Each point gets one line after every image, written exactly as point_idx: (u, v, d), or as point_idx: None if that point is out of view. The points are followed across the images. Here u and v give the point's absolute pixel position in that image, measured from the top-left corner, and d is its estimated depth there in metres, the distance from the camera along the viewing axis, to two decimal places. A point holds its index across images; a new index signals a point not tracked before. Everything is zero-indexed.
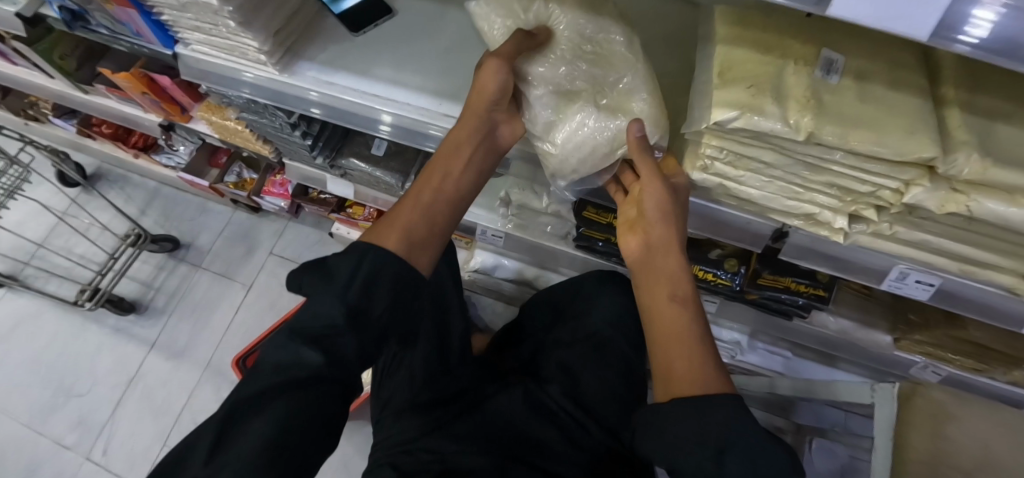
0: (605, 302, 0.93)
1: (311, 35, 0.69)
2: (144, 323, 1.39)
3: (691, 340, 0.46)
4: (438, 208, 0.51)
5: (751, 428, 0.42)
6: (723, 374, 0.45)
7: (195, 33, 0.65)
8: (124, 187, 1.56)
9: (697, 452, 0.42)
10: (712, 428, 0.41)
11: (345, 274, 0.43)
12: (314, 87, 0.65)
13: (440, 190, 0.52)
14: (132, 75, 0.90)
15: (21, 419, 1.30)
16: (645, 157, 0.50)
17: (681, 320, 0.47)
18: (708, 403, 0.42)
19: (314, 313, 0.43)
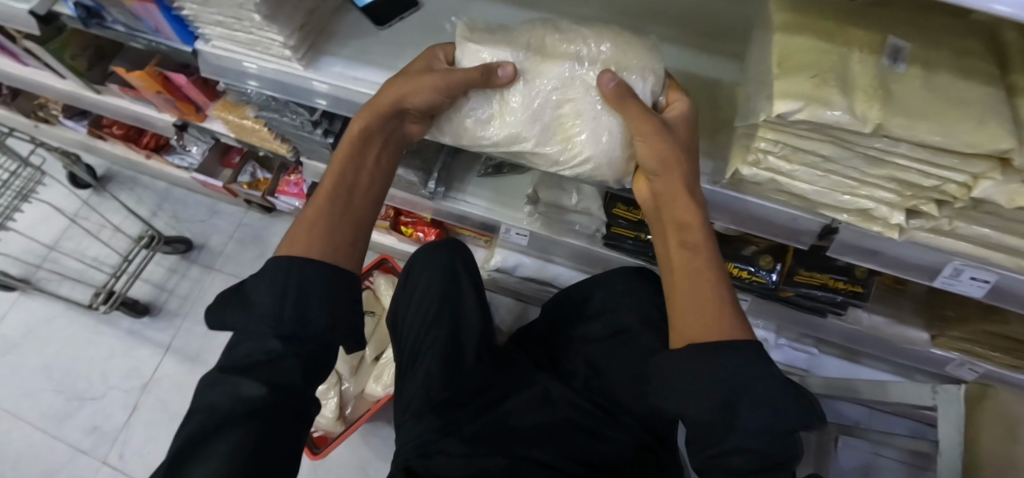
0: (627, 292, 0.89)
1: (333, 30, 0.66)
2: (157, 326, 1.37)
3: (708, 285, 0.43)
4: (350, 209, 0.51)
5: (762, 378, 0.39)
6: (734, 319, 0.42)
7: (216, 28, 0.63)
8: (134, 188, 1.54)
9: (702, 408, 0.40)
10: (716, 379, 0.39)
11: (269, 300, 0.43)
12: (319, 78, 0.63)
13: (349, 191, 0.51)
14: (148, 74, 0.88)
15: (36, 425, 1.29)
16: (629, 101, 0.46)
17: (693, 279, 0.44)
18: (716, 354, 0.40)
19: (247, 353, 0.42)
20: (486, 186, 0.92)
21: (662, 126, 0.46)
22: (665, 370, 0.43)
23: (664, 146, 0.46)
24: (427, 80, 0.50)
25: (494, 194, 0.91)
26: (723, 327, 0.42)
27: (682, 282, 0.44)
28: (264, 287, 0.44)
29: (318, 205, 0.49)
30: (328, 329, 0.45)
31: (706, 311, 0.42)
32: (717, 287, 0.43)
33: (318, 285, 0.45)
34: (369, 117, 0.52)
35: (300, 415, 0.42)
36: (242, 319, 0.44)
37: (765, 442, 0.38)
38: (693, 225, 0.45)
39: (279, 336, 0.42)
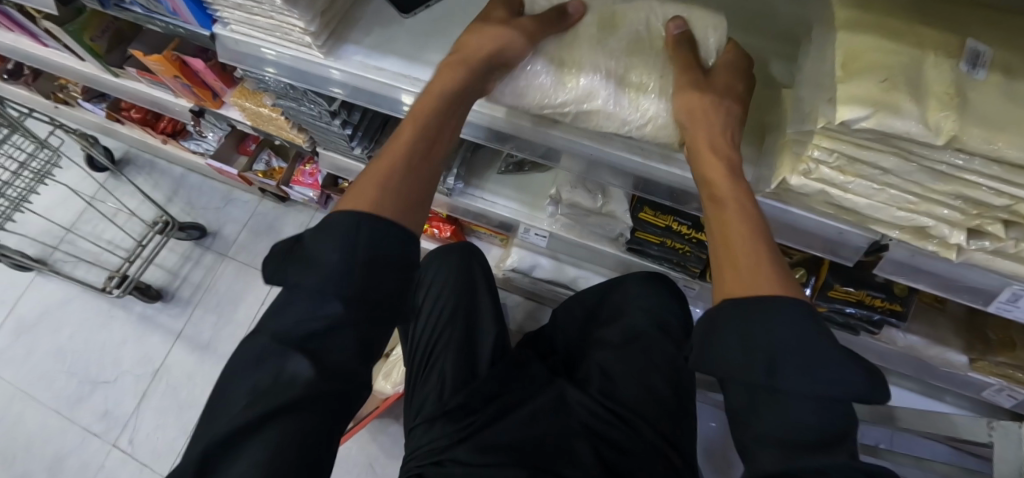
0: (650, 297, 0.88)
1: (356, 17, 0.63)
2: (169, 312, 1.37)
3: (746, 239, 0.43)
4: (417, 169, 0.46)
5: (815, 347, 0.37)
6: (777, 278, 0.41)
7: (235, 11, 0.60)
8: (151, 173, 1.54)
9: (753, 378, 0.38)
10: (766, 343, 0.38)
11: (331, 263, 0.38)
12: (336, 65, 0.61)
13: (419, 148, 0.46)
14: (165, 58, 0.86)
15: (51, 407, 1.31)
16: (681, 47, 0.49)
17: (739, 233, 0.44)
18: (770, 320, 0.38)
19: (297, 320, 0.38)
20: (507, 184, 0.89)
21: (701, 77, 0.47)
22: (715, 342, 0.41)
23: (711, 105, 0.46)
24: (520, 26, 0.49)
25: (515, 193, 0.88)
26: (764, 283, 0.41)
27: (726, 238, 0.44)
28: (332, 240, 0.39)
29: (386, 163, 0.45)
30: (376, 302, 0.40)
31: (755, 270, 0.41)
32: (761, 242, 0.43)
33: (384, 240, 0.40)
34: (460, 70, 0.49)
35: (342, 404, 0.39)
36: (299, 272, 0.39)
37: (814, 414, 0.36)
38: (727, 182, 0.45)
39: (342, 296, 0.38)
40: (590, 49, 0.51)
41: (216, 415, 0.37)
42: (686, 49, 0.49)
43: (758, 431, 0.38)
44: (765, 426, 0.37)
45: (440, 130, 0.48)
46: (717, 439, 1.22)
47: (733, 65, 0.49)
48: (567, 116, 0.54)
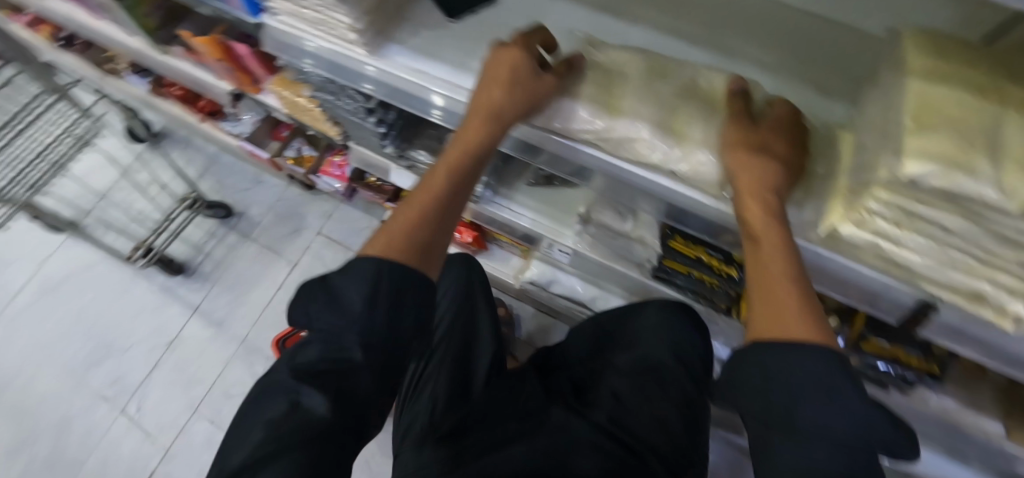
0: (665, 327, 0.84)
1: (403, 16, 0.62)
2: (189, 286, 1.39)
3: (783, 289, 0.42)
4: (439, 219, 0.51)
5: (839, 390, 0.38)
6: (810, 326, 0.40)
7: (284, 4, 0.60)
8: (186, 148, 1.58)
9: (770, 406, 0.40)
10: (787, 381, 0.39)
11: (355, 309, 0.44)
12: (371, 61, 0.61)
13: (445, 195, 0.52)
14: (212, 40, 0.87)
15: (67, 367, 1.34)
16: (734, 102, 0.47)
17: (777, 285, 0.43)
18: (794, 357, 0.39)
19: (321, 357, 0.45)
20: (534, 195, 0.88)
21: (751, 130, 0.45)
22: (740, 372, 0.43)
23: (761, 164, 0.43)
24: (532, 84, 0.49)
25: (542, 206, 0.87)
26: (796, 327, 0.41)
27: (759, 293, 0.44)
28: (359, 287, 0.45)
29: (410, 214, 0.50)
30: (386, 343, 0.45)
31: (779, 313, 0.42)
32: (800, 287, 0.42)
33: (405, 282, 0.46)
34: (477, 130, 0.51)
35: (355, 433, 0.46)
36: (323, 311, 0.45)
37: (833, 454, 0.37)
38: (768, 228, 0.43)
39: (361, 339, 0.44)
40: (636, 92, 0.51)
41: (237, 445, 0.44)
42: (738, 100, 0.47)
43: (770, 461, 0.40)
44: (779, 458, 0.39)
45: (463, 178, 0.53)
46: (723, 477, 1.18)
47: (785, 117, 0.46)
48: (609, 146, 0.53)
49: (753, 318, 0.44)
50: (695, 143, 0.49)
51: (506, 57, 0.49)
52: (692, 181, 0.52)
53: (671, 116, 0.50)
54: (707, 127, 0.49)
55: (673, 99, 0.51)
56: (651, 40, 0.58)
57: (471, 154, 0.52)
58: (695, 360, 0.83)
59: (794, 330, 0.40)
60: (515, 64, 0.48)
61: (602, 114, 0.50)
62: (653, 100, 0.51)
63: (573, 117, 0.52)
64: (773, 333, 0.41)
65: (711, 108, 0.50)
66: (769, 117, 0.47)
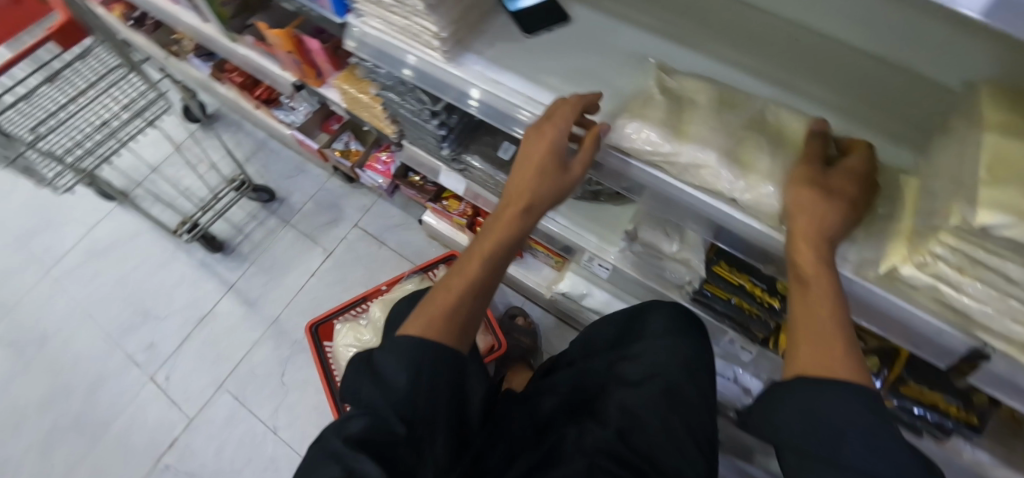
0: (666, 341, 0.79)
1: (480, 28, 0.66)
2: (227, 264, 1.44)
3: (828, 333, 0.44)
4: (475, 295, 0.60)
5: (876, 432, 0.41)
6: (852, 367, 0.43)
7: (371, 6, 0.64)
8: (236, 132, 1.64)
9: (804, 437, 0.44)
10: (827, 416, 0.43)
11: (400, 388, 0.51)
12: (414, 50, 0.65)
13: (479, 281, 0.60)
14: (285, 33, 0.92)
15: (103, 330, 1.39)
16: (812, 144, 0.49)
17: (822, 328, 0.45)
18: (829, 395, 0.43)
19: (371, 429, 0.49)
20: (580, 209, 0.91)
21: (821, 175, 0.46)
22: (780, 401, 0.47)
23: (825, 208, 0.44)
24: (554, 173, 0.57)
25: (588, 221, 0.90)
26: (839, 367, 0.43)
27: (804, 335, 0.46)
28: (403, 368, 0.52)
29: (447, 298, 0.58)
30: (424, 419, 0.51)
31: (824, 353, 0.44)
32: (845, 330, 0.44)
33: (439, 359, 0.54)
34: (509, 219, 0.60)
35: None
36: (374, 392, 0.51)
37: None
38: (822, 274, 0.45)
39: (404, 419, 0.50)
40: (707, 120, 0.53)
41: None
42: (817, 143, 0.49)
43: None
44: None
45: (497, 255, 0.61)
46: None
47: (858, 164, 0.47)
48: (674, 169, 0.55)
49: (793, 353, 0.47)
50: (760, 174, 0.50)
51: (540, 142, 0.55)
52: (753, 212, 0.53)
53: (739, 147, 0.52)
54: (774, 160, 0.51)
55: (741, 129, 0.53)
56: (718, 73, 0.60)
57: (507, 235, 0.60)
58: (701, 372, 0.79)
59: (839, 370, 0.43)
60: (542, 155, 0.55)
61: (670, 139, 0.53)
62: (722, 130, 0.53)
63: (641, 139, 0.54)
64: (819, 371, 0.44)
65: (777, 143, 0.52)
66: (843, 165, 0.47)
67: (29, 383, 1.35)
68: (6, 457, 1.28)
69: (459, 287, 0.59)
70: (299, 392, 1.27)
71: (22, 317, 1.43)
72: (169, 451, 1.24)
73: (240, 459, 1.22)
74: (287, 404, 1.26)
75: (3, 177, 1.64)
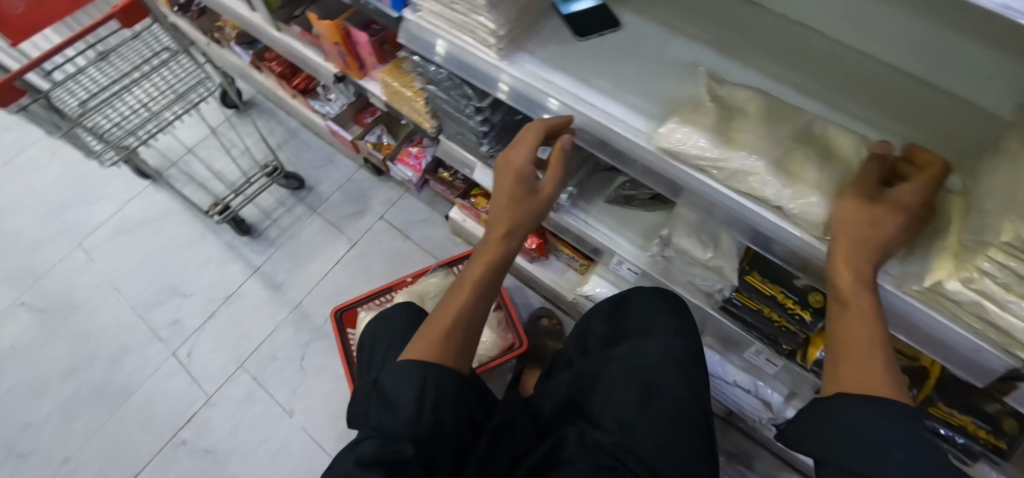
0: (656, 342, 0.78)
1: (533, 29, 0.68)
2: (254, 247, 1.47)
3: (873, 356, 0.47)
4: (470, 321, 0.65)
5: (912, 449, 0.43)
6: (890, 384, 0.46)
7: (429, 1, 0.66)
8: (269, 119, 1.67)
9: (849, 457, 0.46)
10: (874, 437, 0.44)
11: (407, 408, 0.56)
12: (443, 33, 0.68)
13: (472, 306, 0.66)
14: (335, 25, 0.95)
15: (129, 304, 1.42)
16: (871, 165, 0.47)
17: (867, 352, 0.47)
18: (876, 414, 0.45)
19: (381, 451, 0.54)
20: (612, 213, 0.93)
21: (874, 200, 0.46)
22: (825, 418, 0.49)
23: (865, 239, 0.45)
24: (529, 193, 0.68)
25: (619, 225, 0.92)
26: (881, 386, 0.46)
27: (847, 355, 0.48)
28: (408, 387, 0.57)
29: (448, 318, 0.64)
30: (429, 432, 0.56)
31: (866, 374, 0.47)
32: (883, 352, 0.47)
33: (441, 375, 0.59)
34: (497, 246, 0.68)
35: None
36: (382, 414, 0.56)
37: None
38: (860, 299, 0.46)
39: (411, 436, 0.55)
40: (756, 130, 0.55)
41: None
42: (876, 164, 0.47)
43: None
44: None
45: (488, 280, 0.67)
46: None
47: (923, 187, 0.45)
48: (721, 176, 0.56)
49: (835, 371, 0.49)
50: (807, 184, 0.51)
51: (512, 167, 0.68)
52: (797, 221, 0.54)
53: (787, 157, 0.53)
54: (823, 172, 0.52)
55: (789, 142, 0.54)
56: (766, 84, 0.61)
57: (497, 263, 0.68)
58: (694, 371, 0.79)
59: (883, 390, 0.46)
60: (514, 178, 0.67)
61: (718, 146, 0.54)
62: (770, 139, 0.54)
63: (689, 145, 0.55)
64: (862, 390, 0.47)
65: (824, 155, 0.53)
66: (905, 188, 0.45)
67: (55, 350, 1.39)
68: (27, 421, 1.31)
69: (455, 310, 0.64)
70: (317, 378, 1.29)
71: (53, 285, 1.47)
72: (186, 426, 1.27)
73: (256, 439, 1.24)
74: (304, 388, 1.28)
75: (42, 149, 1.69)
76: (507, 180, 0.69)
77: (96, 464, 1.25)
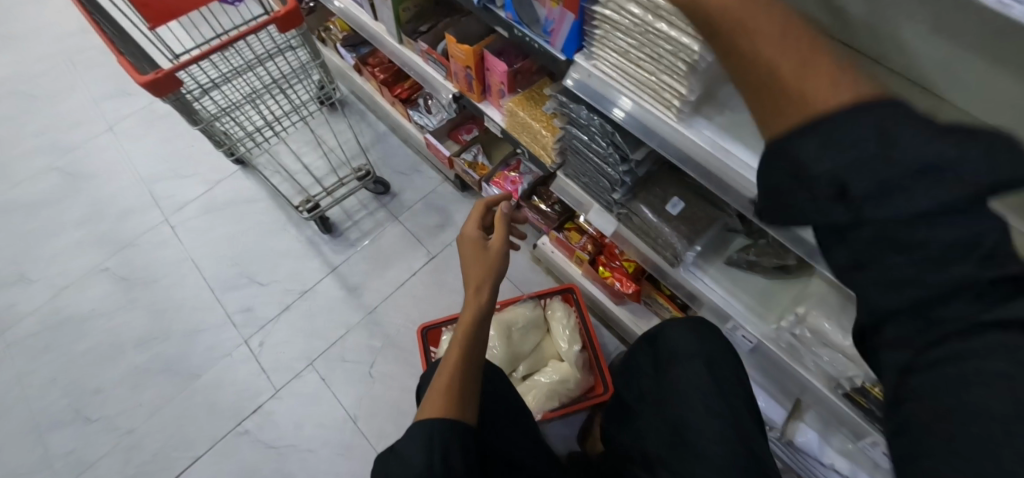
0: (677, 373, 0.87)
1: (712, 94, 0.66)
2: (334, 245, 1.49)
3: (778, 41, 0.34)
4: (466, 372, 0.65)
5: (884, 132, 0.30)
6: (819, 77, 0.33)
7: (612, 53, 0.66)
8: (358, 119, 1.69)
9: (833, 203, 0.32)
10: (853, 153, 0.30)
11: (418, 458, 0.56)
12: (584, 57, 0.71)
13: (464, 359, 0.66)
14: (472, 51, 0.96)
15: (208, 284, 1.45)
16: None
17: (779, 45, 0.34)
18: (831, 117, 0.31)
19: None
20: (732, 275, 0.93)
21: None
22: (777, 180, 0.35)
23: None
24: (488, 254, 0.79)
25: (738, 289, 0.92)
26: (813, 82, 0.33)
27: (761, 80, 0.35)
28: (416, 442, 0.58)
29: (444, 378, 0.64)
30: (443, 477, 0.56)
31: (779, 79, 0.34)
32: (792, 44, 0.34)
33: (445, 424, 0.59)
34: (477, 299, 0.73)
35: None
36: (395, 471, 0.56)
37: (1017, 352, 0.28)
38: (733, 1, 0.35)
39: None
40: None
41: None
42: None
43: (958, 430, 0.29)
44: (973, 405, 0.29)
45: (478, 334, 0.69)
46: None
47: None
48: None
49: (763, 110, 0.36)
50: None
51: (469, 243, 0.81)
52: None
53: None
54: None
55: None
56: None
57: (480, 317, 0.71)
58: (729, 398, 0.83)
59: (825, 95, 0.32)
60: (474, 249, 0.80)
61: None
62: None
63: None
64: (795, 104, 0.33)
65: None
66: None
67: (132, 320, 1.42)
68: (98, 387, 1.34)
69: (449, 369, 0.65)
70: (384, 387, 1.28)
71: (138, 254, 1.51)
72: (251, 417, 1.27)
73: (318, 440, 1.23)
74: (370, 396, 1.28)
75: (141, 122, 1.78)
76: (469, 252, 0.80)
77: (160, 440, 1.26)
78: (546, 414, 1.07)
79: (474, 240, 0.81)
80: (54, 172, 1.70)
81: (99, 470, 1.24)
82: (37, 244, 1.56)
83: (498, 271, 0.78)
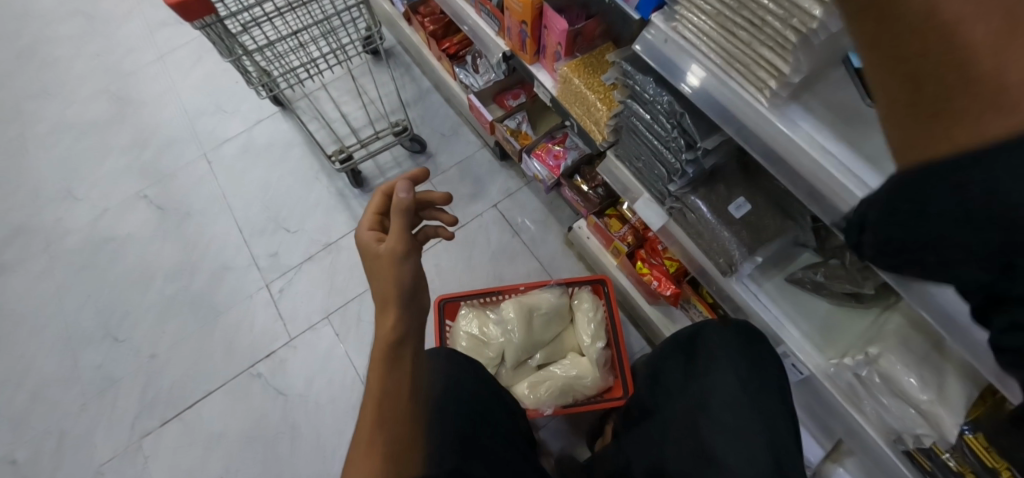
0: (718, 383, 0.77)
1: (816, 82, 0.55)
2: (363, 201, 1.44)
3: None
4: (393, 412, 0.49)
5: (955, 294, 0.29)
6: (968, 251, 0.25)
7: (699, 15, 0.55)
8: (402, 72, 1.61)
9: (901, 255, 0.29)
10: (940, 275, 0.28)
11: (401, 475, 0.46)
12: (664, 18, 0.60)
13: (386, 400, 0.50)
14: (531, 3, 0.85)
15: (236, 225, 1.44)
16: None
17: None
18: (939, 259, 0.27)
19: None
20: (789, 295, 0.83)
21: None
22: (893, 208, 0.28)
23: None
24: (385, 255, 0.57)
25: (795, 311, 0.82)
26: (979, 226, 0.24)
27: None
28: None
29: (367, 429, 0.48)
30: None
31: None
32: None
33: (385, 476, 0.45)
34: (389, 316, 0.54)
35: None
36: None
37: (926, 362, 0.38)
38: None
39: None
40: None
41: None
42: None
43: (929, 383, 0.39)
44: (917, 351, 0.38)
45: (399, 361, 0.52)
46: None
47: None
48: None
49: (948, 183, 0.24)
50: None
51: (368, 252, 0.60)
52: None
53: None
54: None
55: None
56: None
57: (396, 335, 0.53)
58: (766, 414, 0.73)
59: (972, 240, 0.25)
60: (372, 260, 0.59)
61: None
62: None
63: None
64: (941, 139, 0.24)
65: None
66: None
67: (162, 251, 1.42)
68: (127, 311, 1.35)
69: (370, 420, 0.49)
70: None
71: (176, 186, 1.51)
72: (265, 362, 1.26)
73: (326, 397, 1.21)
74: None
75: (190, 53, 1.76)
76: (370, 264, 0.59)
77: (176, 374, 1.27)
78: (557, 410, 0.99)
79: (369, 247, 0.60)
80: (104, 95, 1.71)
81: (120, 391, 1.26)
82: (84, 165, 1.58)
83: (406, 272, 0.56)
